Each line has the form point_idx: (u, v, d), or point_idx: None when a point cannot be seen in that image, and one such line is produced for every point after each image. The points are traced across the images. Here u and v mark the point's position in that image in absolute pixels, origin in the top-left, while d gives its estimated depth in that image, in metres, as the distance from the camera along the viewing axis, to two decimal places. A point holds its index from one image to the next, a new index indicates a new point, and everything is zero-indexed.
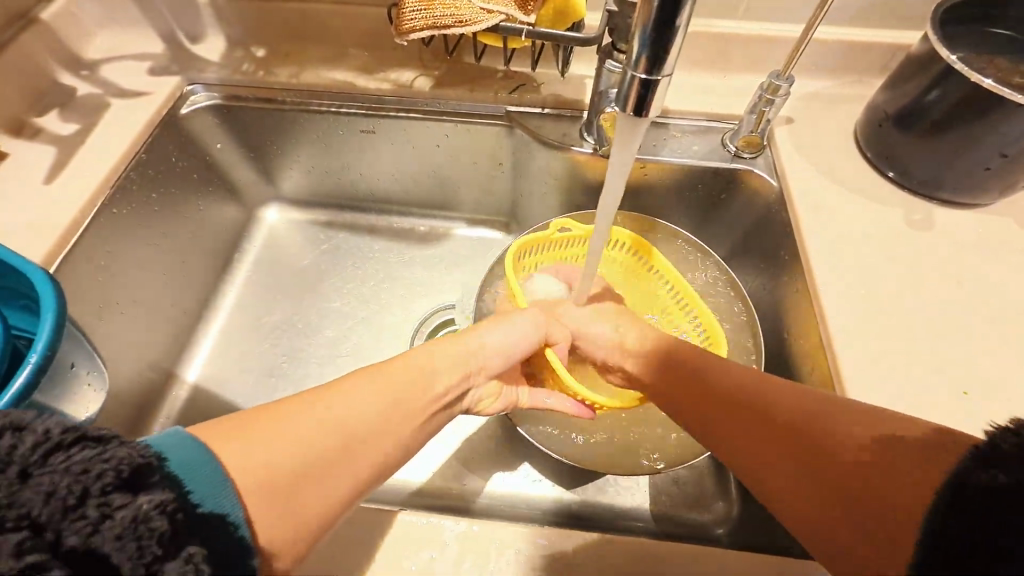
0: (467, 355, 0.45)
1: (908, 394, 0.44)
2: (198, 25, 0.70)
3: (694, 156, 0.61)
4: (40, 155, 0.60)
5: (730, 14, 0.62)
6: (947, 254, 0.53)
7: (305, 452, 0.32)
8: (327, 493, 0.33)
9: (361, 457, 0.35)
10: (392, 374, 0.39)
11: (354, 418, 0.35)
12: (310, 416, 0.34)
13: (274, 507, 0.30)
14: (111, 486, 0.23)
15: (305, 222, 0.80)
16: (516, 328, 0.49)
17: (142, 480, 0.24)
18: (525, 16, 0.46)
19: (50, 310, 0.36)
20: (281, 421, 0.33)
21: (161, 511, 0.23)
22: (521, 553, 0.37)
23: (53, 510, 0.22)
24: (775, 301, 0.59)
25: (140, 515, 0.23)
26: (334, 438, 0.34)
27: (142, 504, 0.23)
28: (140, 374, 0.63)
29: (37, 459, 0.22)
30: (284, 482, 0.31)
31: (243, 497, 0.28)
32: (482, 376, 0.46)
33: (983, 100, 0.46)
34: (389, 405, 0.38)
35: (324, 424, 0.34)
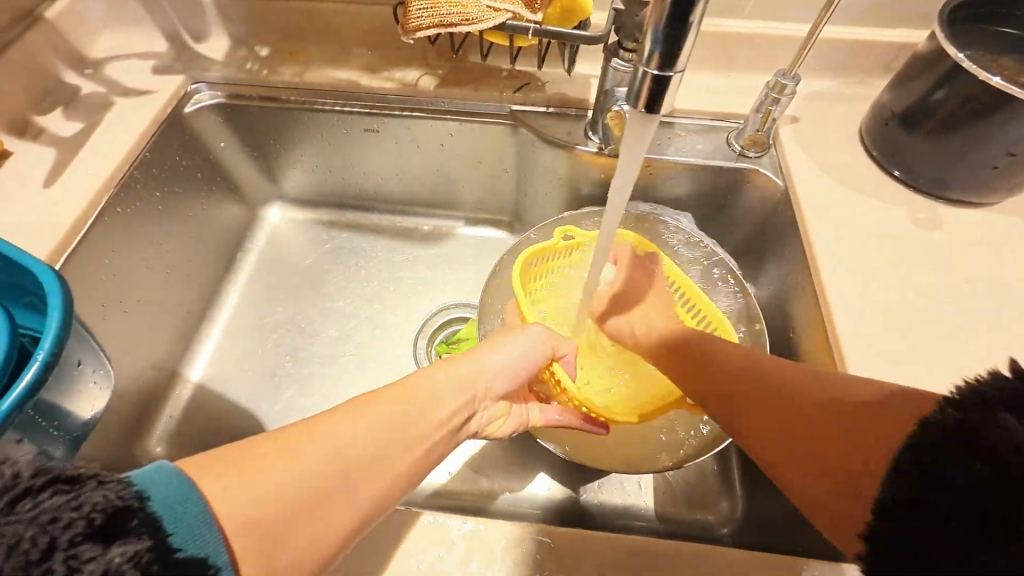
0: (472, 377, 0.42)
1: None
2: (202, 24, 0.70)
3: (699, 155, 0.61)
4: (44, 155, 0.60)
5: (735, 13, 0.62)
6: (954, 253, 0.53)
7: (294, 493, 0.30)
8: (322, 532, 0.31)
9: (357, 488, 0.33)
10: (393, 397, 0.37)
11: (351, 452, 0.33)
12: (298, 452, 0.31)
13: (261, 549, 0.29)
14: (79, 538, 0.23)
15: (308, 221, 0.80)
16: (526, 348, 0.46)
17: (117, 527, 0.24)
18: (533, 14, 0.46)
19: (57, 309, 0.36)
20: (271, 457, 0.31)
21: (133, 563, 0.23)
22: (528, 553, 0.37)
23: (17, 565, 0.21)
24: (780, 300, 0.59)
25: (110, 568, 0.22)
26: (328, 473, 0.32)
27: (113, 557, 0.23)
28: (143, 373, 0.63)
29: (5, 506, 0.22)
30: (273, 524, 0.29)
31: (229, 546, 0.27)
32: (488, 398, 0.43)
33: (992, 98, 0.46)
34: (385, 435, 0.35)
35: (317, 462, 0.32)
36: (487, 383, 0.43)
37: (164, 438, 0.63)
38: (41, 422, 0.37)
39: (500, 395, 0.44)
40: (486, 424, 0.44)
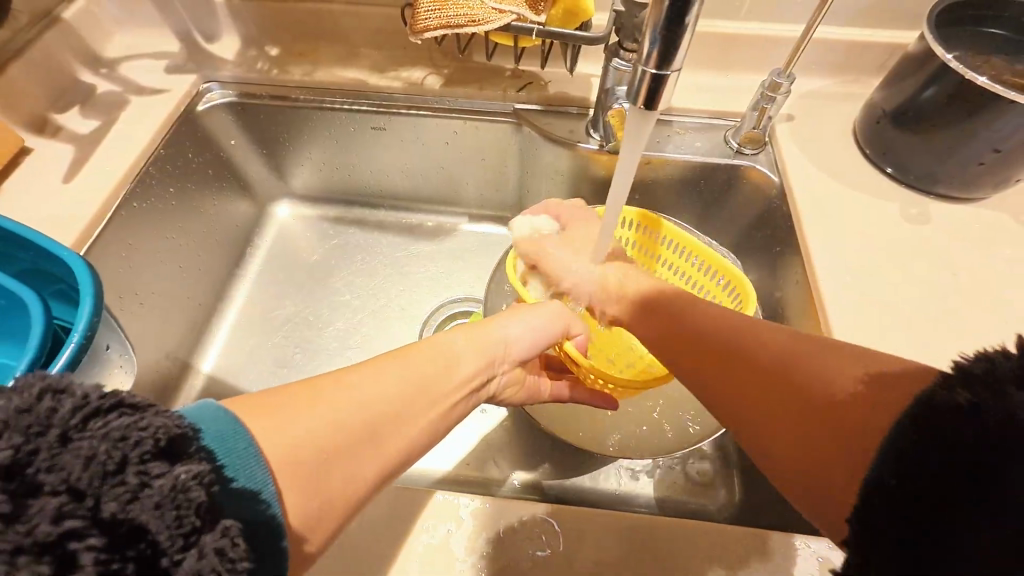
0: (492, 340, 0.43)
1: None
2: (213, 24, 0.71)
3: (696, 152, 0.63)
4: (63, 151, 0.62)
5: (732, 15, 0.63)
6: (943, 247, 0.54)
7: (332, 437, 0.31)
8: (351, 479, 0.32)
9: (388, 440, 0.34)
10: (407, 357, 0.38)
11: (382, 403, 0.34)
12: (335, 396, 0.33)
13: (301, 483, 0.29)
14: (149, 454, 0.22)
15: (316, 216, 0.82)
16: (541, 325, 0.47)
17: (179, 450, 0.23)
18: (536, 15, 0.48)
19: (89, 295, 0.38)
20: (298, 406, 0.31)
21: (198, 481, 0.23)
22: (534, 528, 0.39)
23: (93, 475, 0.21)
24: (774, 293, 0.61)
25: (178, 484, 0.22)
26: (363, 424, 0.33)
27: (179, 474, 0.22)
28: (158, 363, 0.65)
29: (78, 424, 0.22)
30: (313, 464, 0.30)
31: (274, 480, 0.28)
32: (506, 362, 0.44)
33: (978, 97, 0.48)
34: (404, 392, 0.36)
35: (354, 410, 0.33)
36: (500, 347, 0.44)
37: None
38: None
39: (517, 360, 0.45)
40: (504, 388, 0.45)
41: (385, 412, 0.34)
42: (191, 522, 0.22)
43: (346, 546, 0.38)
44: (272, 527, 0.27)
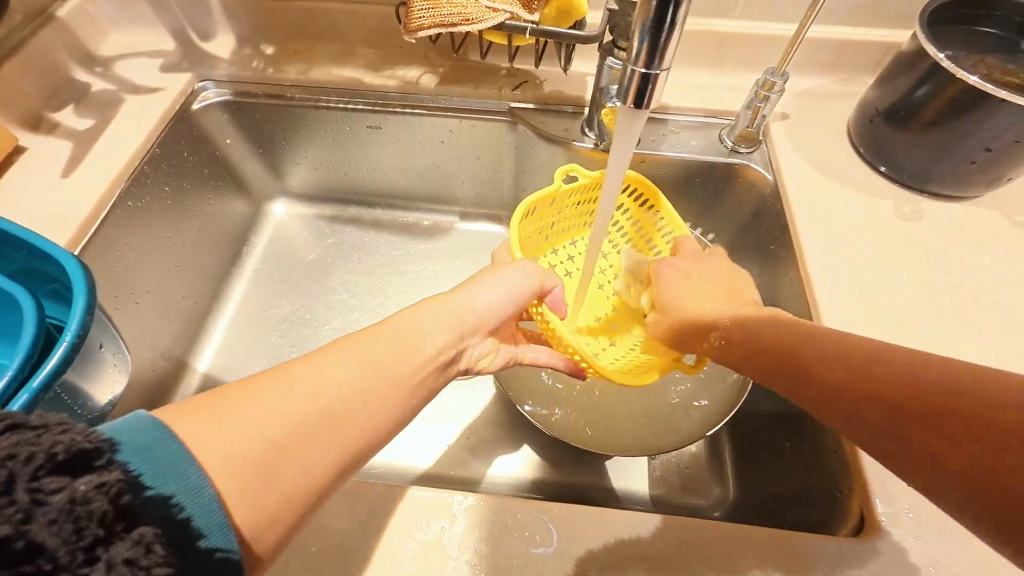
0: (458, 316, 0.43)
1: None
2: (208, 23, 0.71)
3: (691, 151, 0.63)
4: (57, 150, 0.61)
5: (727, 13, 0.64)
6: (935, 245, 0.55)
7: (281, 429, 0.31)
8: (310, 467, 0.32)
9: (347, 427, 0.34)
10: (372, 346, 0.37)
11: (333, 388, 0.34)
12: (281, 388, 0.32)
13: (249, 482, 0.29)
14: (46, 471, 0.22)
15: (312, 215, 0.82)
16: (508, 291, 0.46)
17: (83, 464, 0.23)
18: (530, 14, 0.48)
19: (82, 294, 0.38)
20: (248, 399, 0.31)
21: (102, 492, 0.23)
22: (527, 525, 0.39)
23: None
24: (769, 291, 0.61)
25: (78, 497, 0.22)
26: (317, 412, 0.33)
27: (79, 487, 0.22)
28: (153, 362, 0.65)
29: None
30: (259, 460, 0.30)
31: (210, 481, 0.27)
32: (476, 335, 0.44)
33: (970, 97, 0.48)
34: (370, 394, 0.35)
35: (303, 399, 0.32)
36: (471, 324, 0.44)
37: None
38: (65, 400, 0.39)
39: (488, 332, 0.45)
40: (476, 360, 0.45)
41: (347, 405, 0.34)
42: (93, 533, 0.22)
43: (339, 544, 0.38)
44: (192, 533, 0.25)
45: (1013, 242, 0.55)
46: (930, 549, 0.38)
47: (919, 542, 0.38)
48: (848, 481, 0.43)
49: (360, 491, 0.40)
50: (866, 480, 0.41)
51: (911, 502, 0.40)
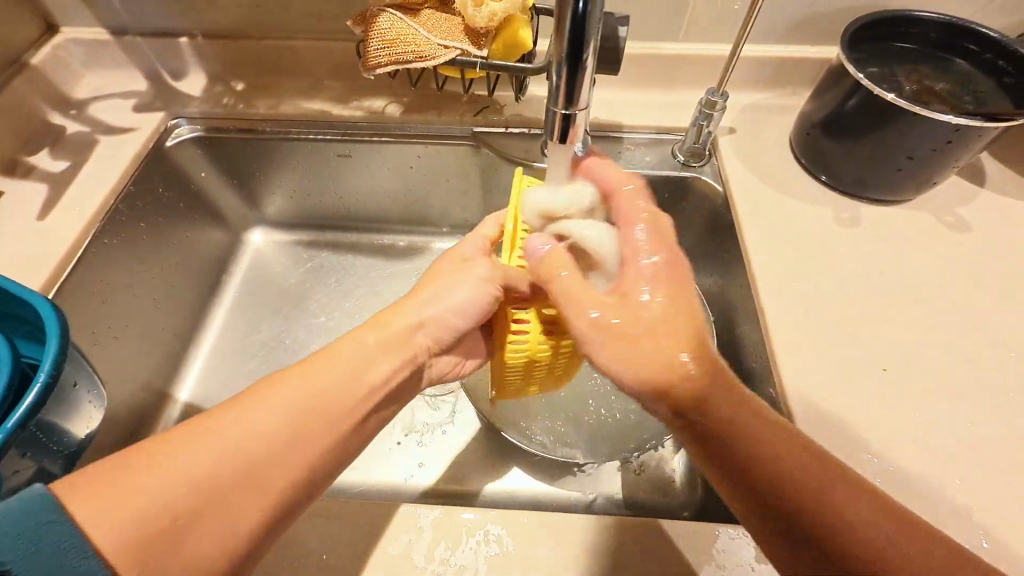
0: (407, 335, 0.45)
1: (826, 372, 0.49)
2: (180, 63, 0.74)
3: (646, 166, 0.66)
4: (34, 193, 0.63)
5: (673, 37, 0.67)
6: (872, 247, 0.58)
7: (202, 484, 0.33)
8: (251, 504, 0.35)
9: (281, 470, 0.36)
10: (294, 386, 0.39)
11: (257, 438, 0.36)
12: (199, 439, 0.34)
13: (152, 551, 0.31)
14: None
15: (289, 241, 0.84)
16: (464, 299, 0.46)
17: None
18: (479, 50, 0.51)
19: (55, 335, 0.40)
20: (153, 457, 0.33)
21: None
22: (492, 533, 0.41)
23: None
24: (725, 297, 0.64)
25: None
26: (235, 462, 0.34)
27: None
28: (134, 394, 0.66)
29: None
30: (176, 521, 0.32)
31: None
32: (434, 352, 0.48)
33: (888, 110, 0.52)
34: (290, 412, 0.37)
35: (227, 456, 0.34)
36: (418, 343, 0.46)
37: None
38: (42, 439, 0.41)
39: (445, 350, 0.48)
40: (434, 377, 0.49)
41: (257, 433, 0.36)
42: None
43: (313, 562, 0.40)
44: None
45: (944, 241, 0.59)
46: None
47: None
48: None
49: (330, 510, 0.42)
50: None
51: None
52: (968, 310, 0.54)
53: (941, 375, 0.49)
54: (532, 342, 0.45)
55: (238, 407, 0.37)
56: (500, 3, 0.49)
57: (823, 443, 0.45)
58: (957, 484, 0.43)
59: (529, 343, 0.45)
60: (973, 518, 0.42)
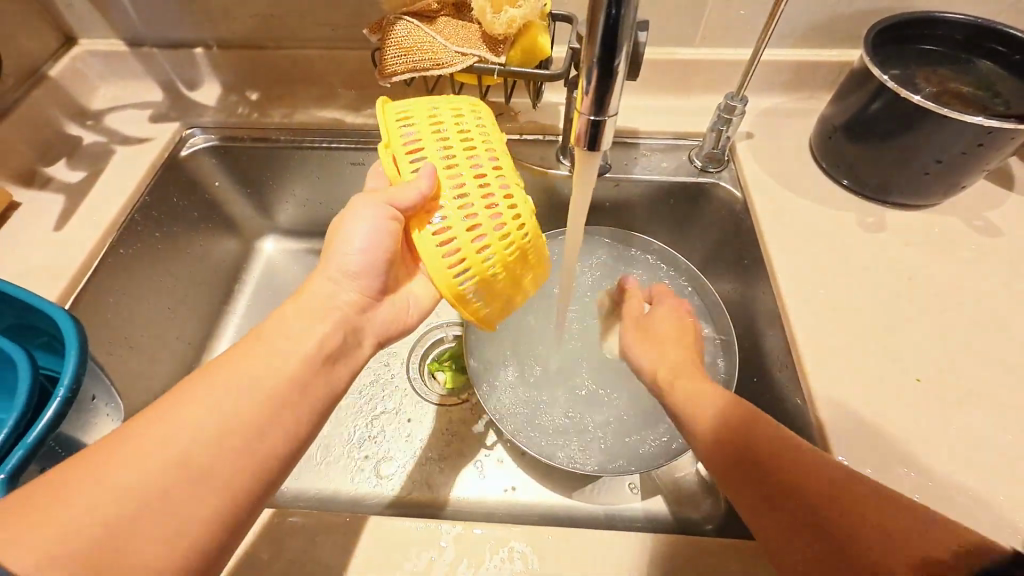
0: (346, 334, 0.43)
1: (857, 381, 0.48)
2: (195, 73, 0.74)
3: (663, 173, 0.66)
4: (51, 204, 0.64)
5: (689, 42, 0.67)
6: (898, 252, 0.57)
7: (127, 493, 0.31)
8: (196, 501, 0.33)
9: (219, 461, 0.34)
10: (217, 384, 0.37)
11: (184, 439, 0.34)
12: (121, 452, 0.33)
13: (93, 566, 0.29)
14: None
15: (302, 250, 0.84)
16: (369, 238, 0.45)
17: None
18: (496, 56, 0.51)
19: (74, 348, 0.39)
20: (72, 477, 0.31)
21: None
22: (516, 550, 0.40)
23: None
24: (746, 304, 0.62)
25: None
26: (167, 466, 0.33)
27: None
28: (149, 405, 0.65)
29: None
30: (104, 529, 0.30)
31: None
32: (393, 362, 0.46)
33: (915, 112, 0.51)
34: (221, 405, 0.36)
35: (157, 460, 0.33)
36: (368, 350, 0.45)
37: None
38: (59, 453, 0.40)
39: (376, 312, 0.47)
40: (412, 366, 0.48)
41: (184, 432, 0.34)
42: None
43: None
44: None
45: (973, 246, 0.57)
46: None
47: None
48: None
49: (351, 524, 0.41)
50: None
51: None
52: (1000, 316, 0.52)
53: (977, 384, 0.48)
54: (470, 260, 0.40)
55: (156, 415, 0.35)
56: (519, 9, 0.48)
57: (855, 455, 0.44)
58: (1001, 499, 0.41)
59: (467, 259, 0.40)
60: (1019, 534, 0.40)
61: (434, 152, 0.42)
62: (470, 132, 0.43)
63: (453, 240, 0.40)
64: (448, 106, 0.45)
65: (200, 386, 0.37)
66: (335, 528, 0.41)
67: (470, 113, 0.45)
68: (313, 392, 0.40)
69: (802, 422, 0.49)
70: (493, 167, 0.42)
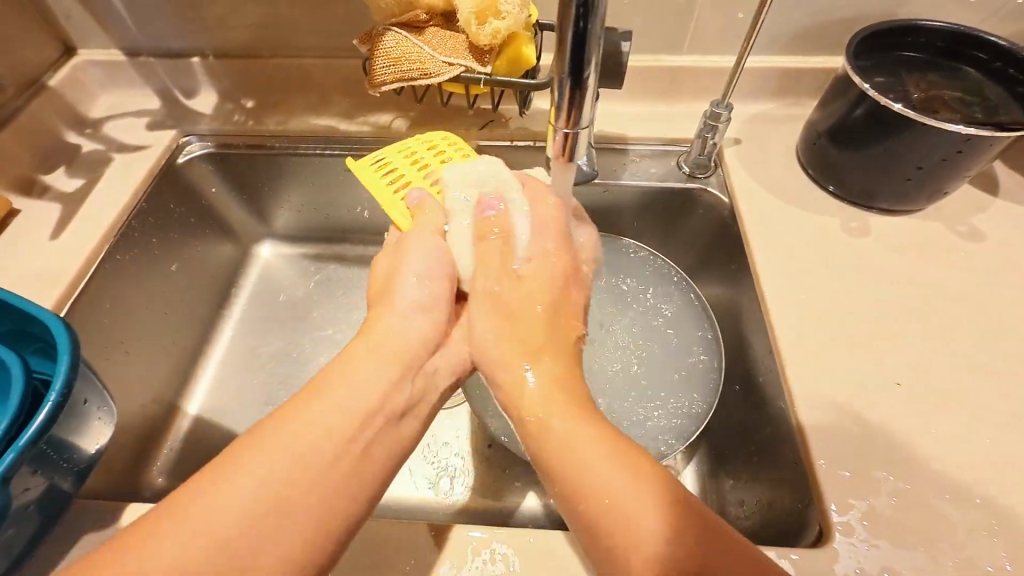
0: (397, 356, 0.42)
1: (838, 386, 0.48)
2: (192, 82, 0.76)
3: (651, 178, 0.67)
4: (50, 211, 0.65)
5: (676, 49, 0.68)
6: (882, 258, 0.57)
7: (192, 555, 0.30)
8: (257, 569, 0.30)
9: (285, 526, 0.32)
10: (288, 435, 0.35)
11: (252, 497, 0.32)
12: (198, 506, 0.31)
13: None
14: None
15: (297, 255, 0.85)
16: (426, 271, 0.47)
17: None
18: (483, 66, 0.52)
19: (66, 353, 0.40)
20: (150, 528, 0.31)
21: None
22: (498, 552, 0.40)
23: None
24: (733, 308, 0.63)
25: None
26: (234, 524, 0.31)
27: None
28: (144, 408, 0.66)
29: None
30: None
31: None
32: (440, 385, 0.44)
33: (895, 120, 0.52)
34: (290, 463, 0.34)
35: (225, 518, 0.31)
36: None
37: (166, 468, 0.66)
38: (52, 456, 0.41)
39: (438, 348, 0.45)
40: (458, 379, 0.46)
41: (255, 486, 0.32)
42: None
43: None
44: None
45: (958, 251, 0.58)
46: (884, 556, 0.39)
47: (874, 548, 0.40)
48: (808, 492, 0.45)
49: None
50: (823, 494, 0.42)
51: (863, 510, 0.42)
52: (983, 321, 0.53)
53: (958, 388, 0.48)
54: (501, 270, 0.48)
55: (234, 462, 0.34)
56: (503, 20, 0.49)
57: (834, 459, 0.44)
58: (978, 503, 0.42)
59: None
60: (996, 537, 0.40)
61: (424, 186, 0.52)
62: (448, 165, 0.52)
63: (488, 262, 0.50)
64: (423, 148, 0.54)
65: (271, 432, 0.35)
66: None
67: (443, 148, 0.54)
68: (382, 443, 0.38)
69: (785, 426, 0.49)
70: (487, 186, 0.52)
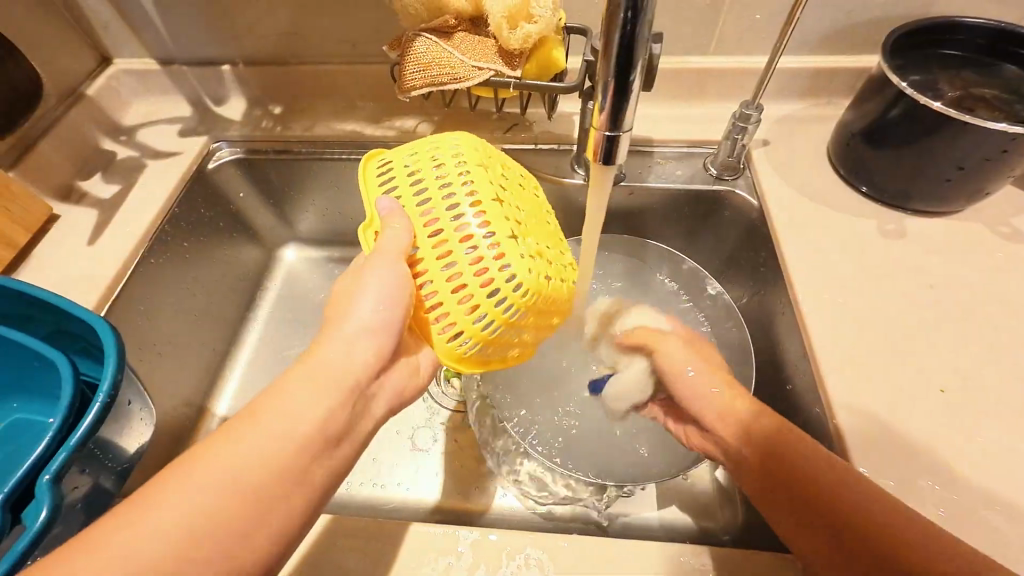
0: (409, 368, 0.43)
1: (878, 392, 0.47)
2: (222, 89, 0.77)
3: (677, 180, 0.66)
4: (88, 216, 0.67)
5: (703, 50, 0.67)
6: (919, 260, 0.56)
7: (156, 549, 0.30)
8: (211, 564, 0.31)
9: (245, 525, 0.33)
10: (257, 433, 0.35)
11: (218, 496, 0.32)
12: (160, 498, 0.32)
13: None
14: None
15: (321, 259, 0.86)
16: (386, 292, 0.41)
17: None
18: (512, 70, 0.52)
19: (112, 356, 0.41)
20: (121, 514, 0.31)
21: None
22: (531, 557, 0.40)
23: None
24: (764, 311, 0.62)
25: None
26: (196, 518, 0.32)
27: None
28: (175, 409, 0.67)
29: None
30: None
31: None
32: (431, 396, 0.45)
33: (935, 120, 0.50)
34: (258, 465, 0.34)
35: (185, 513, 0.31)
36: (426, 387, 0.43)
37: None
38: (97, 455, 0.42)
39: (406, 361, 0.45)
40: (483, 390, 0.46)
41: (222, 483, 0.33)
42: None
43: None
44: None
45: (998, 254, 0.56)
46: None
47: None
48: None
49: (372, 527, 0.42)
50: None
51: None
52: None
53: (1004, 395, 0.47)
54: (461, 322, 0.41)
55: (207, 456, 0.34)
56: (535, 25, 0.49)
57: (874, 467, 0.43)
58: None
59: (456, 321, 0.42)
60: None
61: (410, 197, 0.44)
62: (443, 180, 0.43)
63: (439, 302, 0.42)
64: (438, 152, 0.45)
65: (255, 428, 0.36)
66: (356, 532, 0.42)
67: (450, 157, 0.44)
68: None
69: (821, 433, 0.48)
70: (479, 229, 0.41)
